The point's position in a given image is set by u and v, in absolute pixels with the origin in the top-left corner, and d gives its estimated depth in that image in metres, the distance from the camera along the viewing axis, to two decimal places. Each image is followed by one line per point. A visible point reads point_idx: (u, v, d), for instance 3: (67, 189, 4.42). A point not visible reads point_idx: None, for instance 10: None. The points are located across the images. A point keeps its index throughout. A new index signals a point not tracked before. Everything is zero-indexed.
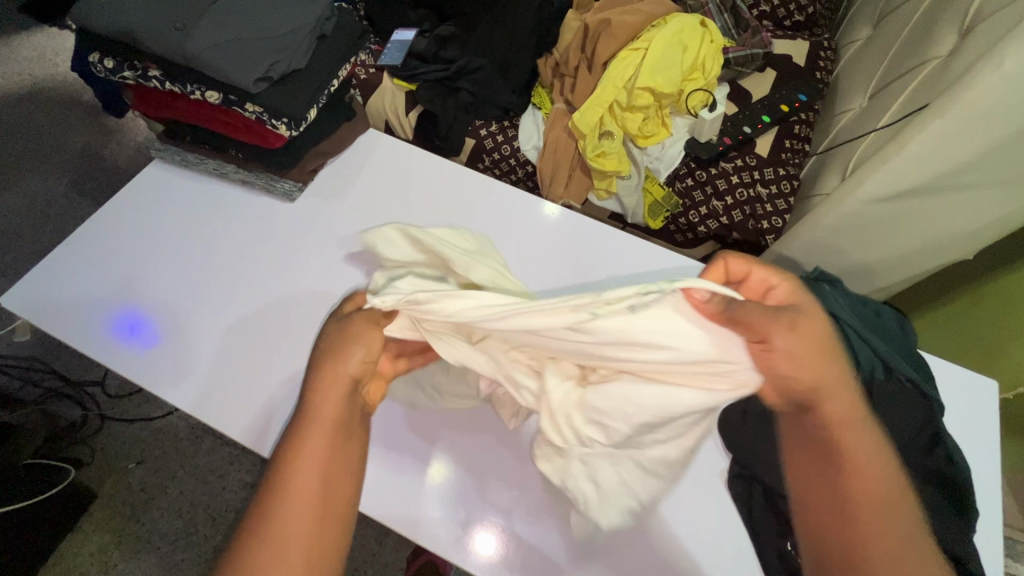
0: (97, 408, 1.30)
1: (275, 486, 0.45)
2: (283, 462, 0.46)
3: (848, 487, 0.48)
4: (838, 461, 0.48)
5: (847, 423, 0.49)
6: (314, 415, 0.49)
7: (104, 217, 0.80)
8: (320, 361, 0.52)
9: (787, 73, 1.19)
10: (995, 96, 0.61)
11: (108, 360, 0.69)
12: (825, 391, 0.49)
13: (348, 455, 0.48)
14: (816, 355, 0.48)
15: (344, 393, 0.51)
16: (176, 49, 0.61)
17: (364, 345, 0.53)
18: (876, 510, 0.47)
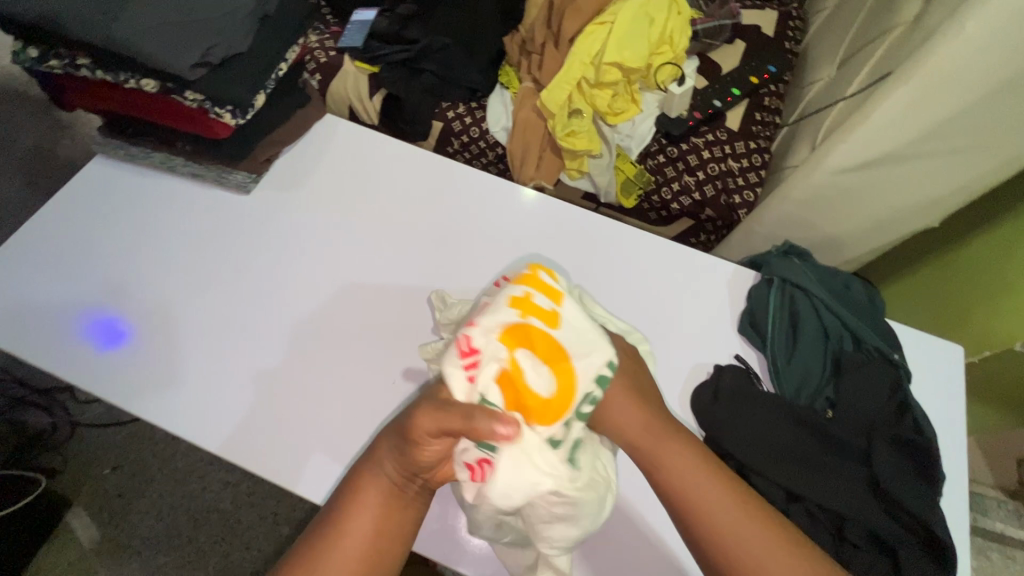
0: (67, 415, 1.25)
1: (329, 528, 0.49)
2: (336, 517, 0.49)
3: (692, 516, 0.48)
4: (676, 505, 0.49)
5: (663, 451, 0.51)
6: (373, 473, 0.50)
7: (56, 214, 0.76)
8: (390, 434, 0.50)
9: (756, 44, 1.18)
10: (958, 59, 0.59)
11: (69, 365, 0.66)
12: (630, 433, 0.52)
13: (402, 522, 0.49)
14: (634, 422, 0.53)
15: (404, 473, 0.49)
16: (104, 33, 0.56)
17: (443, 438, 0.46)
18: (732, 521, 0.47)
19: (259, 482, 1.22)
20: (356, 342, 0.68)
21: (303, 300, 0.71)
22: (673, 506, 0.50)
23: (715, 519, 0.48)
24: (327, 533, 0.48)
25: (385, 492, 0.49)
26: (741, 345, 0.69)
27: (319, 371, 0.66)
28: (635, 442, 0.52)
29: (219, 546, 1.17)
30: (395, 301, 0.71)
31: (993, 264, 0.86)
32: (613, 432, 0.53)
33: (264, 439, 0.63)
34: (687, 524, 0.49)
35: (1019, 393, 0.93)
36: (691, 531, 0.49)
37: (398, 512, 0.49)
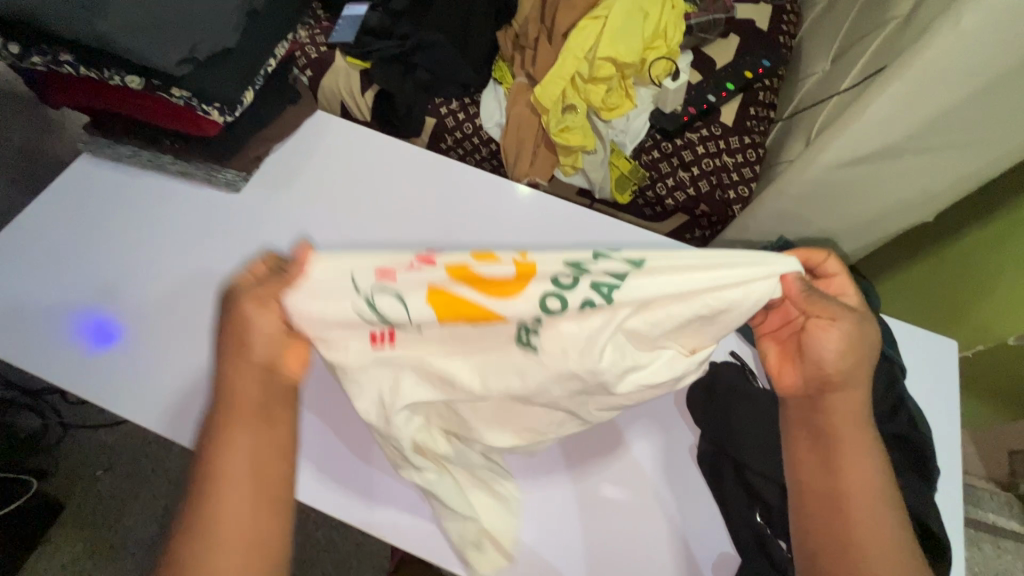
0: (59, 416, 1.24)
1: (208, 474, 0.46)
2: (210, 457, 0.46)
3: (834, 489, 0.49)
4: (827, 472, 0.50)
5: (851, 420, 0.50)
6: (234, 399, 0.47)
7: (41, 214, 0.75)
8: (223, 350, 0.48)
9: (751, 39, 1.18)
10: (954, 53, 0.59)
11: (58, 368, 0.65)
12: (840, 392, 0.50)
13: (281, 440, 0.48)
14: (845, 353, 0.49)
15: (259, 378, 0.48)
16: (87, 30, 0.54)
17: (269, 319, 0.47)
18: (868, 501, 0.49)
19: None
20: None
21: None
22: (818, 474, 0.50)
23: (857, 500, 0.48)
24: (208, 484, 0.45)
25: (252, 411, 0.48)
26: (737, 342, 0.69)
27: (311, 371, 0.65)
28: (834, 407, 0.51)
29: None
30: None
31: (987, 259, 0.86)
32: (820, 383, 0.51)
33: None
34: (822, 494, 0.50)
35: (1013, 386, 0.93)
36: (823, 501, 0.50)
37: (278, 407, 0.49)
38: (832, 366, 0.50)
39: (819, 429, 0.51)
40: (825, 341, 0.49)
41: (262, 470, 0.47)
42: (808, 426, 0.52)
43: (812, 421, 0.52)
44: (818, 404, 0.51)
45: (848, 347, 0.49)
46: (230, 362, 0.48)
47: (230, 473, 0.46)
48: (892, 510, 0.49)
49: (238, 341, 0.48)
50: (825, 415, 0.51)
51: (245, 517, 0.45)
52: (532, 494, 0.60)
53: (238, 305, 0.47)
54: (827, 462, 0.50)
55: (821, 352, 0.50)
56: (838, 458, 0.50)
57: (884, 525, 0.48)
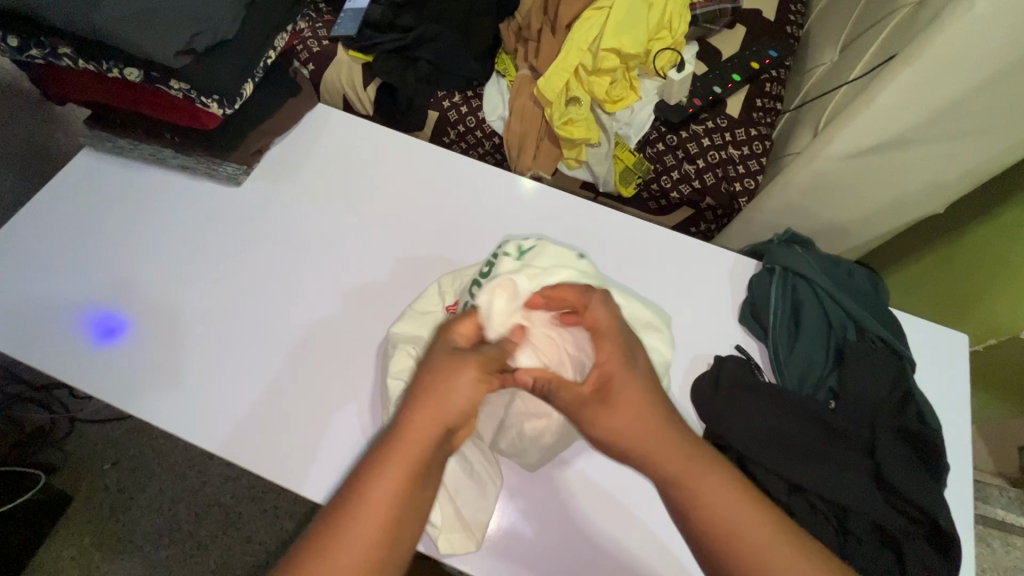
0: (65, 411, 1.25)
1: (320, 548, 0.41)
2: (319, 539, 0.41)
3: (720, 535, 0.45)
4: (699, 525, 0.46)
5: (693, 470, 0.47)
6: (370, 470, 0.43)
7: (44, 210, 0.75)
8: (405, 410, 0.46)
9: (757, 29, 1.16)
10: (966, 40, 0.57)
11: (62, 364, 0.65)
12: (655, 452, 0.48)
13: (423, 497, 0.44)
14: (628, 418, 0.49)
15: (439, 432, 0.45)
16: (85, 22, 0.54)
17: (469, 382, 0.46)
18: (754, 533, 0.45)
19: (260, 476, 1.22)
20: (353, 336, 0.67)
21: (298, 294, 0.70)
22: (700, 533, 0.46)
23: (745, 540, 0.45)
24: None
25: (398, 474, 0.43)
26: (743, 336, 0.68)
27: (315, 365, 0.65)
28: (670, 464, 0.47)
29: (220, 540, 1.17)
30: (391, 295, 0.70)
31: (998, 251, 0.85)
32: (627, 443, 0.49)
33: (260, 436, 0.62)
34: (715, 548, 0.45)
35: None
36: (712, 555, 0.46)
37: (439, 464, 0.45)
38: (625, 434, 0.48)
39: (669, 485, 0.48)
40: (619, 409, 0.49)
41: (409, 495, 0.43)
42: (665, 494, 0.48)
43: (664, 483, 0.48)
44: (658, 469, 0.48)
45: (638, 406, 0.49)
46: (414, 403, 0.45)
47: (374, 509, 0.42)
48: (786, 539, 0.45)
49: (436, 383, 0.46)
50: (670, 474, 0.47)
51: (377, 547, 0.41)
52: (535, 491, 0.59)
53: (442, 361, 0.48)
54: (678, 501, 0.47)
55: (618, 418, 0.49)
56: (688, 496, 0.47)
57: (759, 538, 0.45)
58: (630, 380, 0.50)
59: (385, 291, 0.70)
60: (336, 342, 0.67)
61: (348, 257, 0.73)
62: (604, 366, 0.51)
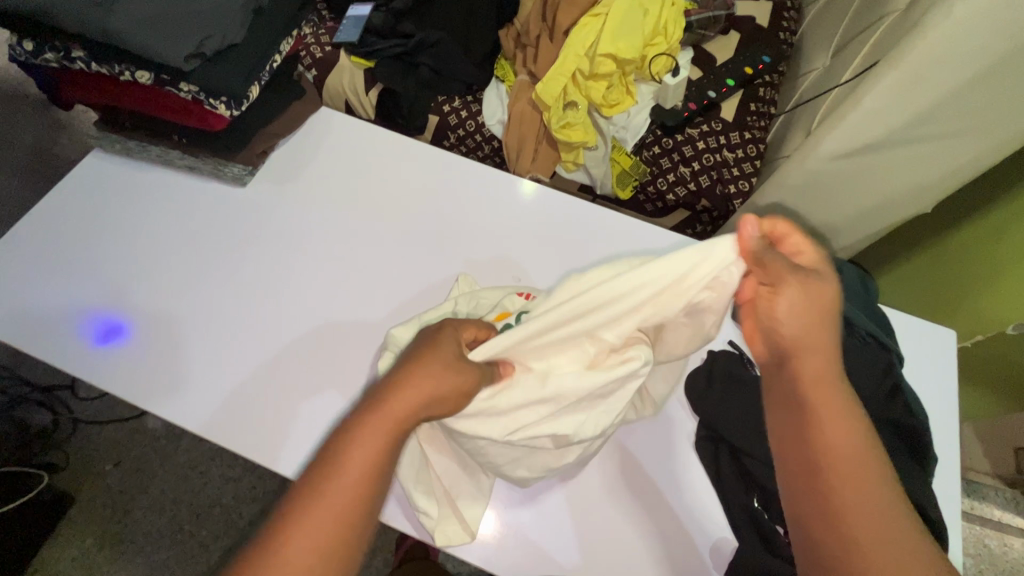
0: (69, 412, 1.26)
1: (270, 537, 0.37)
2: (281, 530, 0.37)
3: (818, 464, 0.43)
4: (802, 443, 0.44)
5: (825, 389, 0.44)
6: (337, 461, 0.39)
7: (54, 211, 0.77)
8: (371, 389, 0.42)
9: (751, 35, 1.18)
10: (949, 43, 0.59)
11: (72, 360, 0.67)
12: (796, 364, 0.45)
13: (376, 502, 0.39)
14: (803, 318, 0.45)
15: (394, 426, 0.40)
16: (98, 27, 0.55)
17: (438, 380, 0.43)
18: (857, 472, 0.42)
19: (261, 477, 1.23)
20: (354, 333, 0.69)
21: (300, 293, 0.72)
22: (795, 450, 0.45)
23: (845, 472, 0.42)
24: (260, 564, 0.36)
25: (361, 468, 0.39)
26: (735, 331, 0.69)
27: (317, 360, 0.67)
28: (798, 375, 0.45)
29: (221, 541, 1.17)
30: (393, 292, 0.72)
31: (986, 251, 0.87)
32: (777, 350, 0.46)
33: (261, 429, 0.63)
34: (805, 471, 0.44)
35: (1015, 378, 0.94)
36: (806, 475, 0.44)
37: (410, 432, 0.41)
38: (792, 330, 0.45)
39: (786, 398, 0.46)
40: (785, 311, 0.45)
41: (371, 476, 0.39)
42: (784, 402, 0.46)
43: (777, 396, 0.47)
44: (786, 383, 0.46)
45: (806, 312, 0.45)
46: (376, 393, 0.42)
47: (345, 476, 0.38)
48: (887, 487, 0.42)
49: (399, 378, 0.42)
50: (794, 382, 0.45)
51: (334, 537, 0.37)
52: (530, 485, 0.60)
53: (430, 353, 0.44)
54: (804, 437, 0.44)
55: (785, 318, 0.45)
56: (810, 416, 0.44)
57: (864, 480, 0.42)
58: (808, 290, 0.45)
59: (387, 289, 0.72)
60: (339, 337, 0.69)
61: (350, 257, 0.74)
62: (774, 277, 0.45)
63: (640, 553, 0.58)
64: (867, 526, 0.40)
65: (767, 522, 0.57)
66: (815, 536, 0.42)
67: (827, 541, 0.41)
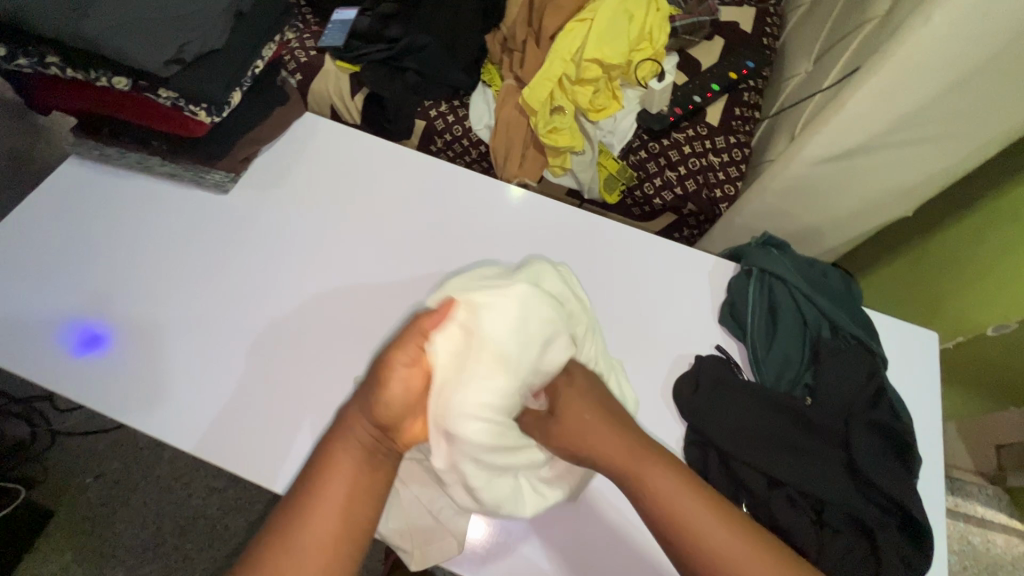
0: (47, 424, 1.23)
1: (274, 541, 0.43)
2: (302, 503, 0.45)
3: (671, 524, 0.47)
4: (655, 512, 0.48)
5: (645, 463, 0.49)
6: (332, 455, 0.46)
7: (29, 219, 0.75)
8: (358, 394, 0.49)
9: (734, 40, 1.19)
10: (928, 50, 0.60)
11: (49, 371, 0.65)
12: (619, 450, 0.50)
13: (376, 485, 0.46)
14: (594, 405, 0.53)
15: (372, 432, 0.47)
16: (74, 33, 0.54)
17: (405, 386, 0.47)
18: (712, 532, 0.46)
19: (246, 488, 1.20)
20: (340, 344, 0.68)
21: (285, 299, 0.71)
22: (653, 522, 0.48)
23: (695, 527, 0.46)
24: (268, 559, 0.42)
25: (356, 454, 0.46)
26: (722, 336, 0.70)
27: (302, 369, 0.66)
28: (611, 460, 0.50)
29: (206, 553, 1.15)
30: (379, 299, 0.71)
31: (966, 253, 0.88)
32: (585, 441, 0.51)
33: (246, 440, 0.62)
34: (669, 537, 0.47)
35: (995, 377, 0.95)
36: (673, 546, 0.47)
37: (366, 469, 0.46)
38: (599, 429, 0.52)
39: (622, 480, 0.50)
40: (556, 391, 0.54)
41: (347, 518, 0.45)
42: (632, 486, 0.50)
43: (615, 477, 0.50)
44: (633, 480, 0.49)
45: (585, 399, 0.53)
46: (324, 439, 0.48)
47: (320, 514, 0.44)
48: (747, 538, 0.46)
49: (372, 388, 0.48)
50: (621, 463, 0.50)
51: (336, 528, 0.44)
52: None
53: (391, 360, 0.48)
54: (635, 490, 0.49)
55: (580, 400, 0.53)
56: (644, 486, 0.49)
57: (713, 538, 0.46)
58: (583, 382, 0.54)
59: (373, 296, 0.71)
60: (324, 347, 0.67)
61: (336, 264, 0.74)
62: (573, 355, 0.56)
63: (628, 563, 0.57)
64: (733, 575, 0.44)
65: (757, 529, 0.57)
66: None
67: None
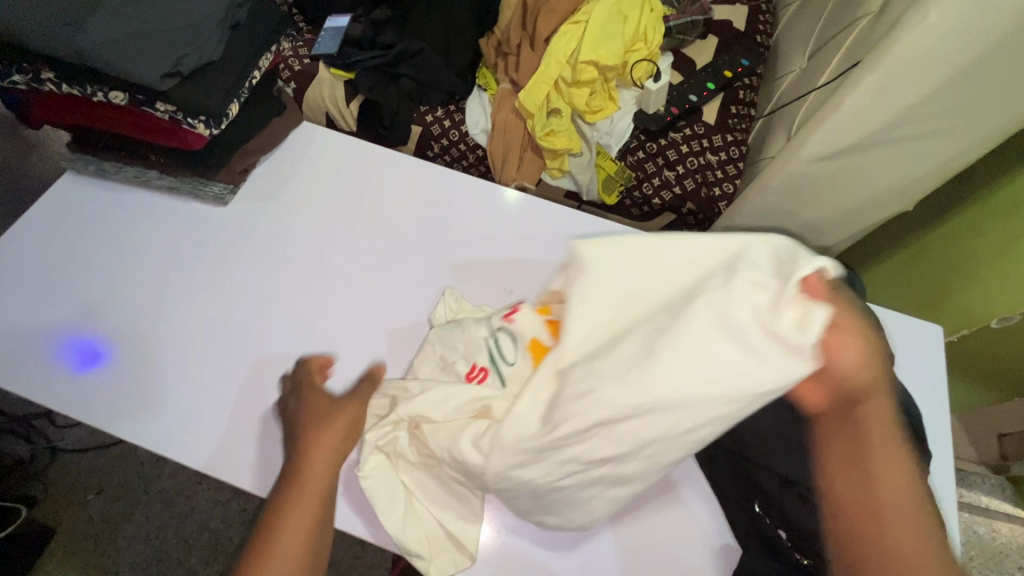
0: (46, 441, 1.22)
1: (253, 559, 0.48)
2: (271, 528, 0.49)
3: (858, 498, 0.46)
4: (860, 477, 0.47)
5: (876, 431, 0.48)
6: (296, 484, 0.51)
7: (26, 236, 0.74)
8: (306, 435, 0.55)
9: (728, 39, 1.20)
10: (926, 46, 0.60)
11: (51, 390, 0.64)
12: (865, 391, 0.49)
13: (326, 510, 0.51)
14: (856, 362, 0.49)
15: (329, 464, 0.53)
16: (68, 49, 0.53)
17: (342, 432, 0.55)
18: (898, 507, 0.46)
19: (251, 500, 1.19)
20: (346, 353, 0.67)
21: (289, 310, 0.70)
22: (847, 485, 0.47)
23: (887, 501, 0.46)
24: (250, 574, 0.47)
25: (316, 486, 0.52)
26: None
27: None
28: (859, 397, 0.48)
29: (212, 567, 1.14)
30: (384, 307, 0.71)
31: (967, 245, 0.89)
32: (839, 378, 0.49)
33: (252, 455, 0.62)
34: (858, 509, 0.46)
35: (1000, 368, 0.95)
36: (846, 514, 0.47)
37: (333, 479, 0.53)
38: (849, 375, 0.48)
39: (854, 440, 0.48)
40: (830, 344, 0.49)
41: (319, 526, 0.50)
42: (846, 441, 0.49)
43: (837, 433, 0.49)
44: (857, 421, 0.48)
45: (863, 351, 0.49)
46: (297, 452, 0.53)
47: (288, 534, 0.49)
48: (930, 520, 0.46)
49: (316, 428, 0.55)
50: (860, 425, 0.48)
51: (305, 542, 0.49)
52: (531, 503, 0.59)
53: (333, 411, 0.57)
54: (856, 456, 0.48)
55: (846, 349, 0.48)
56: (876, 452, 0.47)
57: (899, 516, 0.45)
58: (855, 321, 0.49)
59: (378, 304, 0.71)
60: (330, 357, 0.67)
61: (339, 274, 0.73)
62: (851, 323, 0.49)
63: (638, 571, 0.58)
64: (906, 542, 0.44)
65: (768, 527, 0.58)
66: (854, 561, 0.45)
67: (872, 562, 0.44)
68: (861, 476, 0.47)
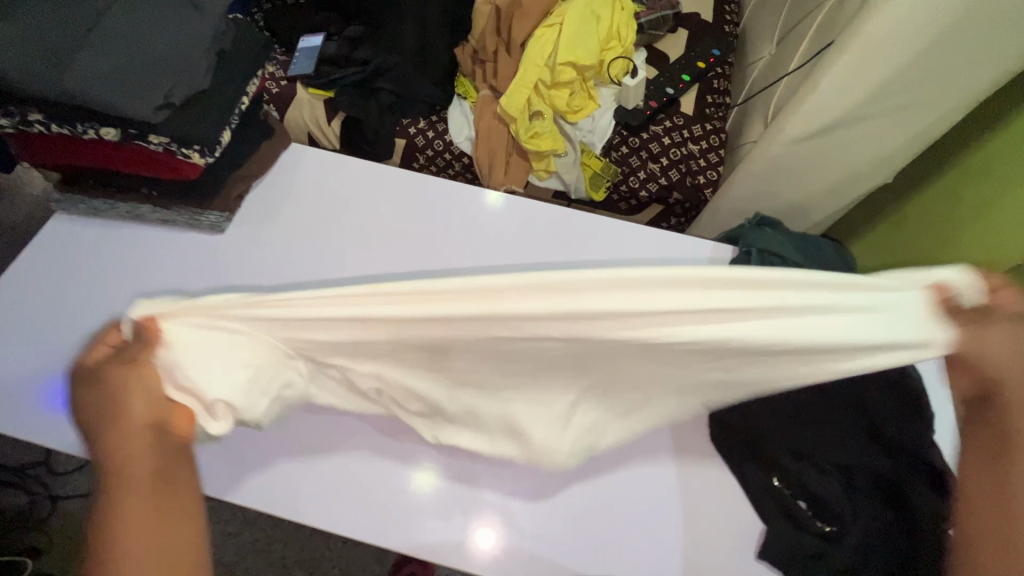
0: (46, 490, 1.18)
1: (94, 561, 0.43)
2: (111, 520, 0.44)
3: (993, 502, 0.46)
4: (1001, 490, 0.46)
5: (1022, 449, 0.46)
6: (117, 463, 0.46)
7: (20, 280, 0.73)
8: (95, 419, 0.48)
9: (698, 31, 1.23)
10: (893, 24, 0.62)
11: (60, 433, 0.63)
12: (1013, 403, 0.47)
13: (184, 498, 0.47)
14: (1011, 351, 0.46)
15: (143, 434, 0.48)
16: (55, 86, 0.52)
17: (141, 397, 0.49)
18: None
19: (261, 528, 1.16)
20: None
21: None
22: (986, 495, 0.47)
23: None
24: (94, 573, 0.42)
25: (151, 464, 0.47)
26: None
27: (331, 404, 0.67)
28: (1019, 413, 0.47)
29: None
30: None
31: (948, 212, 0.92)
32: (1003, 383, 0.47)
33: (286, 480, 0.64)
34: (990, 512, 0.46)
35: None
36: (990, 512, 0.46)
37: (180, 465, 0.49)
38: (1010, 372, 0.46)
39: (992, 449, 0.47)
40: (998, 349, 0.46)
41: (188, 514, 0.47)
42: (983, 454, 0.48)
43: (980, 443, 0.48)
44: (1001, 442, 0.47)
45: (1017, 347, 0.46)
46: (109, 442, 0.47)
47: (122, 528, 0.44)
48: None
49: (105, 398, 0.49)
50: (1000, 436, 0.47)
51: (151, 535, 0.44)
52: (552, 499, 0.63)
53: (120, 382, 0.49)
54: (994, 481, 0.46)
55: (1009, 363, 0.46)
56: (1015, 464, 0.46)
57: None
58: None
59: None
60: None
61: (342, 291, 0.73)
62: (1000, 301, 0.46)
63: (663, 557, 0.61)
64: None
65: (787, 498, 0.61)
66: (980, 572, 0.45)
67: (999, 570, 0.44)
68: (999, 474, 0.46)
